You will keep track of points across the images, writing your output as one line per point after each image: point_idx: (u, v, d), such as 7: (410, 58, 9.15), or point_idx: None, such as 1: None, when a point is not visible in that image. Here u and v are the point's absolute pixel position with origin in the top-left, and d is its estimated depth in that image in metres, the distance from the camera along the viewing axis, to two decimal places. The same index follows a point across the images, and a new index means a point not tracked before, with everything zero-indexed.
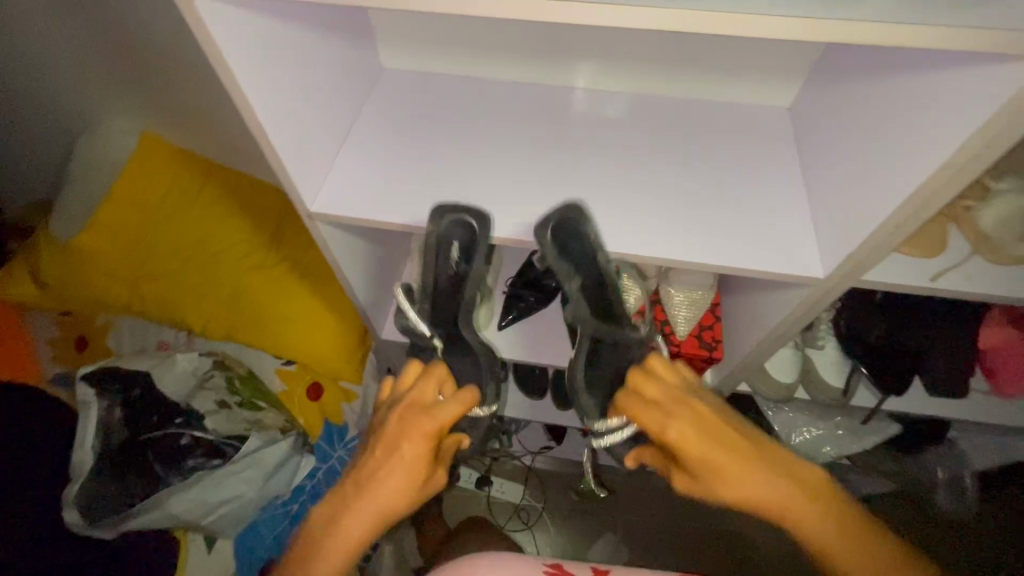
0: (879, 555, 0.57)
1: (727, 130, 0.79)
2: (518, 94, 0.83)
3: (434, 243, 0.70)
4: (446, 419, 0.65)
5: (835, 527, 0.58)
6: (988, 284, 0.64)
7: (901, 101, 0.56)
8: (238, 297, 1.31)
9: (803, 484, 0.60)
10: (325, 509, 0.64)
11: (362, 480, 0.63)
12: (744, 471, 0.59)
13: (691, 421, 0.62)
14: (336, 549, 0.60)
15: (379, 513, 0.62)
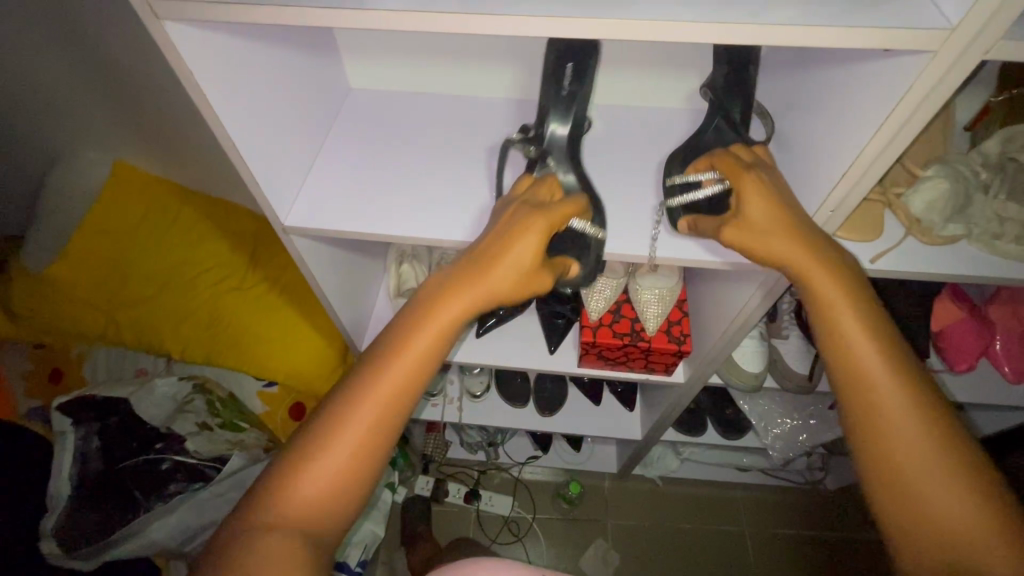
0: (928, 425, 0.51)
1: (680, 135, 0.84)
2: (480, 109, 0.88)
3: (551, 67, 0.71)
4: (561, 212, 0.63)
5: (891, 382, 0.53)
6: (921, 263, 0.70)
7: (812, 102, 0.62)
8: (216, 319, 1.32)
9: (870, 328, 0.54)
10: (383, 336, 0.60)
11: (462, 278, 0.60)
12: (818, 278, 0.55)
13: (772, 215, 0.57)
14: (398, 375, 0.57)
15: (479, 305, 0.60)
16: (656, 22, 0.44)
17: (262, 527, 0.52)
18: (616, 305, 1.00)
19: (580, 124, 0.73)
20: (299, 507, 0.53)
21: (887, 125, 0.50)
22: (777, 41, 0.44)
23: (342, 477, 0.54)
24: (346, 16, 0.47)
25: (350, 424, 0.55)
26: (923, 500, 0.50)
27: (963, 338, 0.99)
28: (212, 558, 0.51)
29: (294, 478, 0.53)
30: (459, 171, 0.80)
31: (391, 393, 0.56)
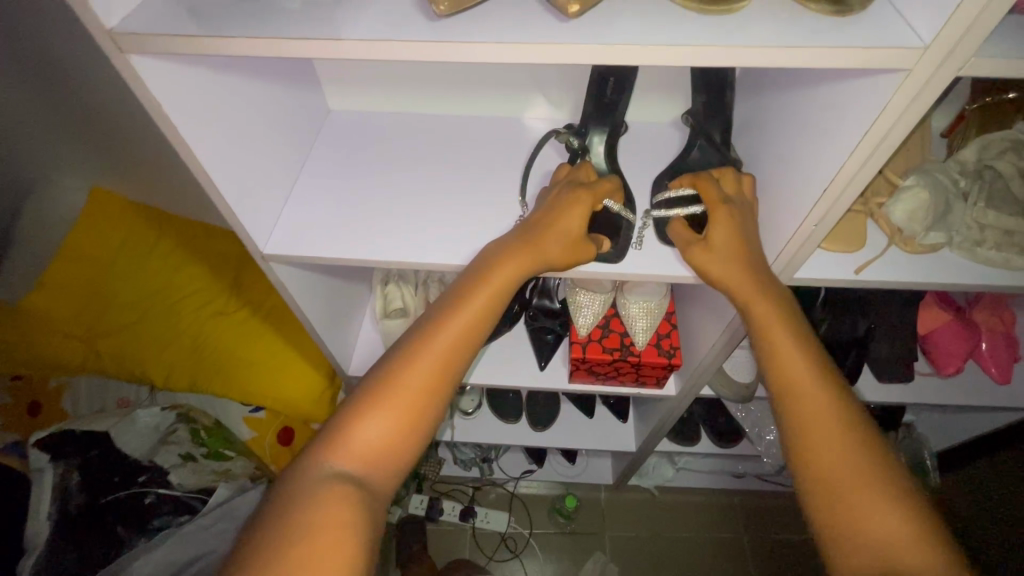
0: (853, 442, 0.52)
1: (663, 148, 0.84)
2: (464, 129, 0.87)
3: (597, 80, 0.76)
4: (602, 188, 0.70)
5: (823, 399, 0.54)
6: (906, 273, 0.70)
7: (793, 118, 0.62)
8: (200, 345, 1.29)
9: (803, 349, 0.57)
10: (443, 298, 0.65)
11: (517, 244, 0.65)
12: (757, 302, 0.58)
13: (734, 242, 0.61)
14: (456, 336, 0.61)
15: (534, 266, 0.65)
16: (631, 46, 0.43)
17: (321, 471, 0.56)
18: (605, 319, 1.00)
19: (617, 129, 0.78)
20: (355, 457, 0.57)
21: (865, 141, 0.50)
22: (752, 62, 0.44)
23: (395, 429, 0.58)
24: (318, 45, 0.47)
25: (405, 378, 0.59)
26: (857, 514, 0.49)
27: (949, 341, 1.00)
28: (280, 495, 0.55)
29: (359, 424, 0.58)
30: (442, 192, 0.79)
31: (443, 353, 0.61)
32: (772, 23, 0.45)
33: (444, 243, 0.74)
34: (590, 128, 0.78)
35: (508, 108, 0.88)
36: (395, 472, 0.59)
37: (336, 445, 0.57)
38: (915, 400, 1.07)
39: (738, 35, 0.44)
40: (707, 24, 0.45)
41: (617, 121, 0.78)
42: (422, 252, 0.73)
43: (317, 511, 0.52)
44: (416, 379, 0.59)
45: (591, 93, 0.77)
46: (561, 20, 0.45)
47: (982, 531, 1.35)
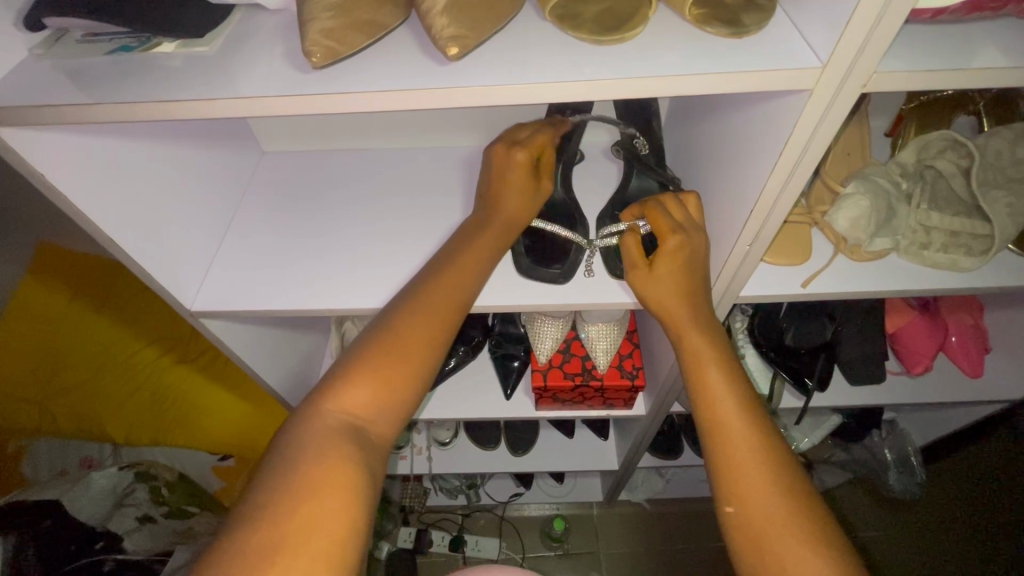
0: (784, 489, 0.50)
1: (604, 169, 0.82)
2: (401, 163, 0.85)
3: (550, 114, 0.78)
4: (539, 143, 0.66)
5: (750, 439, 0.53)
6: (854, 283, 0.68)
7: (724, 135, 0.60)
8: (161, 399, 1.25)
9: (732, 389, 0.56)
10: (446, 252, 0.62)
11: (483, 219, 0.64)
12: (687, 338, 0.59)
13: (679, 279, 0.60)
14: (459, 283, 0.59)
15: (499, 236, 0.63)
16: (521, 86, 0.41)
17: (311, 426, 0.50)
18: (565, 344, 0.97)
19: (572, 157, 0.77)
20: (354, 406, 0.52)
21: (783, 160, 0.48)
22: (649, 93, 0.42)
23: (393, 379, 0.53)
24: (195, 105, 0.44)
25: (415, 319, 0.55)
26: (780, 559, 0.48)
27: (918, 338, 0.98)
28: (275, 454, 0.49)
29: (352, 376, 0.53)
30: (377, 230, 0.77)
31: (446, 291, 0.58)
32: (669, 50, 0.43)
33: (379, 287, 0.70)
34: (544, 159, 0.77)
35: (447, 141, 0.86)
36: (390, 429, 0.53)
37: (328, 397, 0.52)
38: (888, 400, 1.05)
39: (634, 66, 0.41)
40: (602, 56, 0.43)
41: (570, 150, 0.76)
42: (355, 296, 0.70)
43: (312, 466, 0.47)
44: (415, 324, 0.55)
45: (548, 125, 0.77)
46: (447, 63, 0.43)
47: (973, 523, 1.32)
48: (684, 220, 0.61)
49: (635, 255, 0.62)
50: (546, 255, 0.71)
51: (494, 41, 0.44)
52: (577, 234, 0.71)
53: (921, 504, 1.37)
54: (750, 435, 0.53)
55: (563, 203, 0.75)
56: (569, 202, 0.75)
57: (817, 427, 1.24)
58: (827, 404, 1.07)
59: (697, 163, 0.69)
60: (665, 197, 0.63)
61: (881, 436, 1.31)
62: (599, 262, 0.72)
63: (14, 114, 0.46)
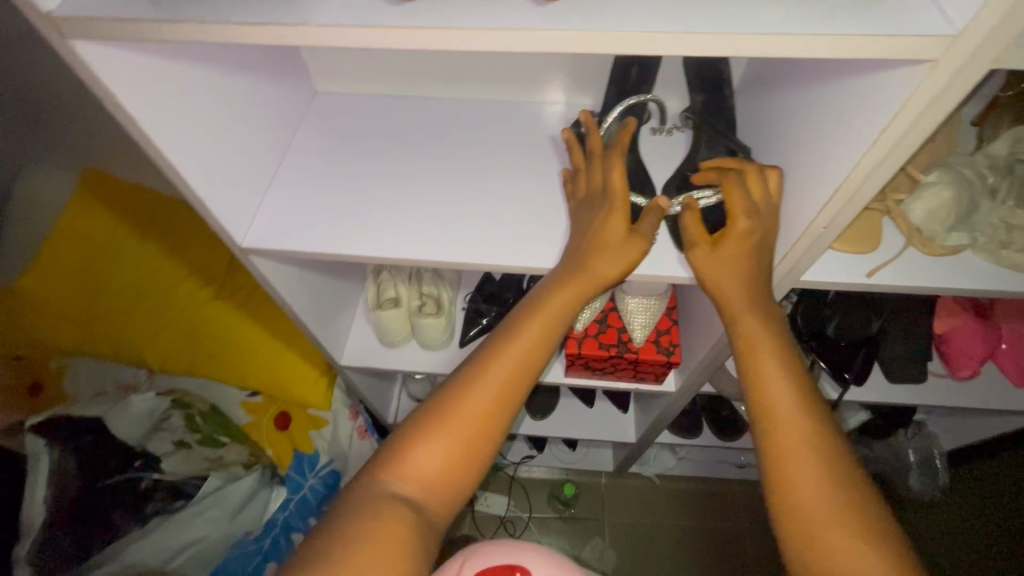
0: (835, 477, 0.50)
1: (666, 136, 0.78)
2: (455, 114, 0.82)
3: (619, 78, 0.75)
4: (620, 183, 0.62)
5: (802, 425, 0.52)
6: (922, 277, 0.65)
7: (810, 109, 0.57)
8: (196, 331, 1.27)
9: (786, 373, 0.55)
10: (524, 309, 0.62)
11: (564, 272, 0.62)
12: (741, 325, 0.57)
13: (743, 263, 0.58)
14: (532, 355, 0.59)
15: (584, 287, 0.61)
16: (620, 33, 0.39)
17: (371, 492, 0.53)
18: (602, 314, 0.96)
19: (639, 125, 0.75)
20: (413, 478, 0.54)
21: (883, 139, 0.45)
22: (753, 52, 0.40)
23: (455, 460, 0.55)
24: (271, 31, 0.42)
25: (477, 399, 0.56)
26: (829, 548, 0.47)
27: (967, 342, 0.95)
28: (338, 510, 0.52)
29: (414, 453, 0.55)
30: (429, 182, 0.75)
31: (513, 367, 0.58)
32: (783, 5, 0.40)
33: (428, 240, 0.70)
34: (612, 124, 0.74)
35: (505, 95, 0.83)
36: (448, 506, 0.55)
37: (391, 468, 0.54)
38: (925, 401, 1.03)
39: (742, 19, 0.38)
40: (708, 6, 0.40)
41: (639, 118, 0.75)
42: (404, 246, 0.69)
43: (366, 531, 0.49)
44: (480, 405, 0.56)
45: (613, 89, 0.75)
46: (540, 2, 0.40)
47: (990, 532, 1.31)
48: (760, 199, 0.58)
49: (695, 233, 0.60)
50: None
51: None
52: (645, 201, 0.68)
53: (938, 507, 1.36)
54: (800, 421, 0.52)
55: (629, 170, 0.72)
56: (635, 168, 0.72)
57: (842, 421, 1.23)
58: (860, 399, 1.05)
59: (772, 137, 0.66)
60: (747, 167, 0.60)
61: (907, 435, 1.30)
62: (661, 234, 0.70)
63: (91, 27, 0.45)
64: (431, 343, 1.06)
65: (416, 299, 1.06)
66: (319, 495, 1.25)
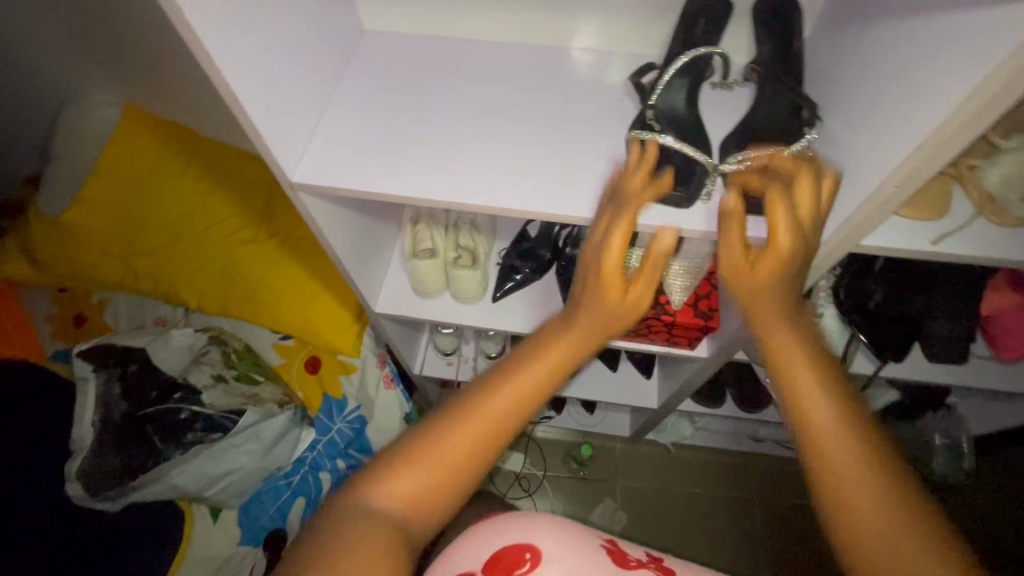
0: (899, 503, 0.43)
1: (727, 89, 0.74)
2: (506, 58, 0.80)
3: (685, 24, 0.72)
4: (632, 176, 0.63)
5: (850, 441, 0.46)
6: (994, 247, 0.61)
7: (894, 62, 0.55)
8: (233, 271, 1.29)
9: (807, 352, 0.52)
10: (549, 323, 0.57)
11: (588, 280, 0.58)
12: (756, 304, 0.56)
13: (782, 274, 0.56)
14: (554, 368, 0.53)
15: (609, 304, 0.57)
16: None
17: (351, 506, 0.45)
18: (640, 275, 0.95)
19: (701, 75, 0.72)
20: (401, 496, 0.47)
21: (984, 85, 0.43)
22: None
23: (455, 474, 0.48)
24: None
25: (489, 407, 0.49)
26: None
27: (1016, 326, 0.92)
28: (315, 528, 0.44)
29: (402, 469, 0.47)
30: (480, 125, 0.74)
31: (532, 381, 0.51)
32: None
33: (477, 185, 0.69)
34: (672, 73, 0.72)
35: (560, 39, 0.79)
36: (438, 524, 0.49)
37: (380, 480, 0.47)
38: (963, 383, 1.01)
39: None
40: None
41: (700, 69, 0.72)
42: (452, 189, 0.68)
43: (347, 551, 0.41)
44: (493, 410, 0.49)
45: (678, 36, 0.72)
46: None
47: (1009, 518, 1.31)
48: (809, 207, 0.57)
49: (735, 244, 0.59)
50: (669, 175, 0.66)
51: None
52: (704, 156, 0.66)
53: (957, 490, 1.36)
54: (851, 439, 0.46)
55: (686, 123, 0.70)
56: (694, 122, 0.70)
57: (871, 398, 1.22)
58: (895, 377, 1.03)
59: (843, 95, 0.63)
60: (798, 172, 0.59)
61: (935, 419, 1.28)
62: (717, 190, 0.67)
63: None
64: (465, 295, 1.06)
65: (452, 251, 1.06)
66: (347, 438, 1.30)
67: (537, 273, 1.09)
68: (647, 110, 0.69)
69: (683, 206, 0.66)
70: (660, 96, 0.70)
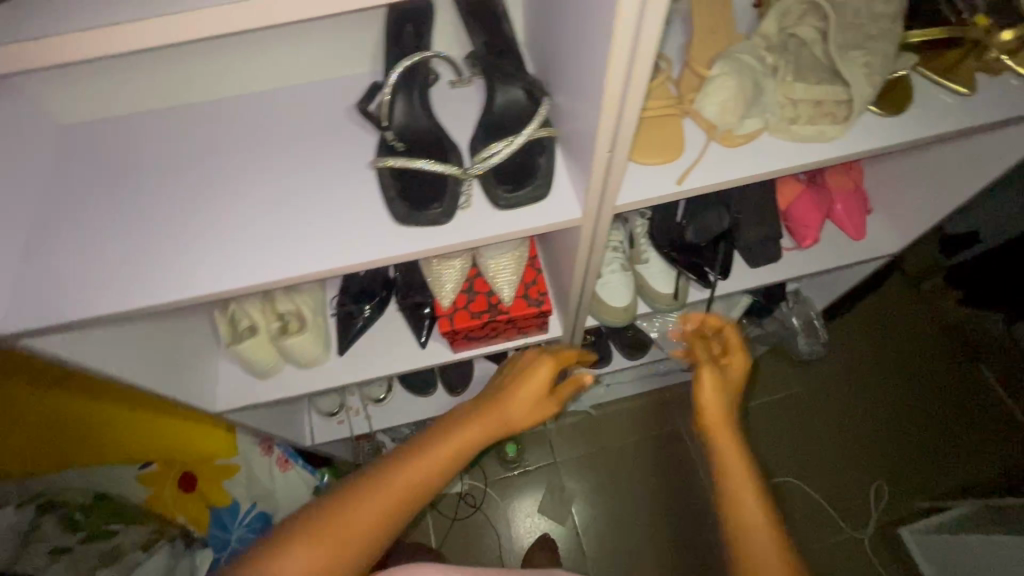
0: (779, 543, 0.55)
1: (462, 86, 0.72)
2: (229, 112, 0.72)
3: (395, 31, 0.69)
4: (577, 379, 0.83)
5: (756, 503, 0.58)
6: (728, 171, 0.65)
7: (572, 31, 0.55)
8: (58, 428, 1.04)
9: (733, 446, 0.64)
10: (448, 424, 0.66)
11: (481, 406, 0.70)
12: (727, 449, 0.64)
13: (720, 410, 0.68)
14: (451, 457, 0.62)
15: (501, 417, 0.70)
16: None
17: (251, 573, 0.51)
18: (467, 282, 0.92)
19: (429, 79, 0.69)
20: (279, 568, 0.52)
21: (618, 50, 0.44)
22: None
23: (344, 546, 0.54)
24: None
25: (373, 498, 0.56)
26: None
27: (807, 211, 1.00)
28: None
29: (291, 556, 0.52)
30: (218, 198, 0.66)
31: (416, 480, 0.58)
32: None
33: (226, 266, 0.62)
34: (399, 87, 0.68)
35: (281, 78, 0.73)
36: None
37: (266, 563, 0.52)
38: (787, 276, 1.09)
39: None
40: None
41: (424, 73, 0.69)
42: (199, 281, 0.61)
43: None
44: (375, 504, 0.56)
45: (390, 45, 0.68)
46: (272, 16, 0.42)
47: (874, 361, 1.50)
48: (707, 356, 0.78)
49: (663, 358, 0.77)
50: (421, 196, 0.63)
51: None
52: (449, 164, 0.63)
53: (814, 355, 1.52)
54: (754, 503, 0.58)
55: (427, 133, 0.67)
56: (438, 132, 0.67)
57: (727, 311, 1.31)
58: (731, 291, 1.10)
59: (555, 68, 0.63)
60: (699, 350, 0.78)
61: (789, 307, 1.40)
62: (477, 193, 0.66)
63: None
64: (307, 360, 0.99)
65: (275, 321, 0.97)
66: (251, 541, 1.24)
67: (377, 309, 1.03)
68: (384, 133, 0.65)
69: (446, 220, 0.63)
70: (389, 113, 0.66)
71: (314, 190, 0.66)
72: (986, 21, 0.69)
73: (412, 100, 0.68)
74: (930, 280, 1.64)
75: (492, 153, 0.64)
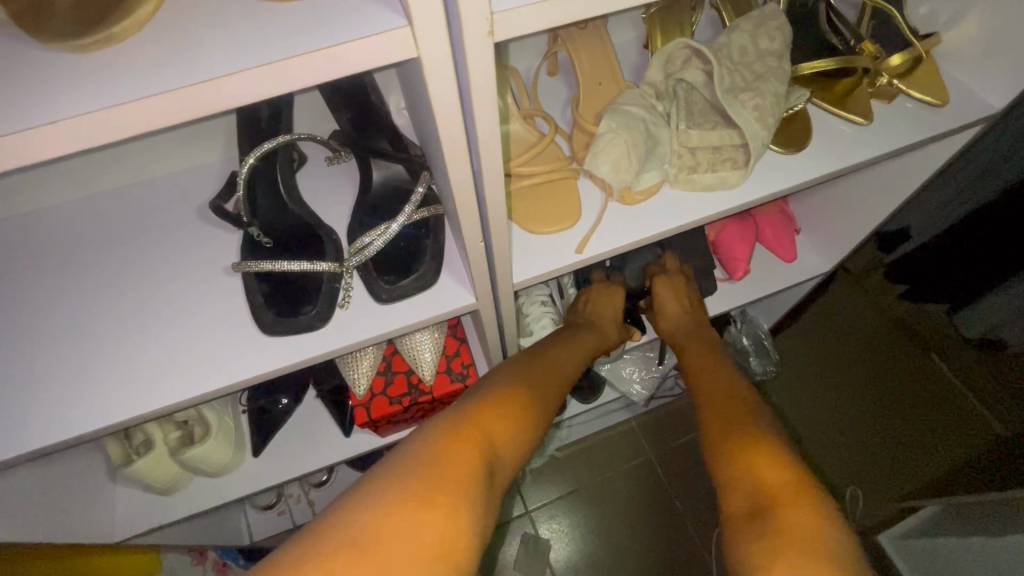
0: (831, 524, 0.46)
1: (336, 167, 0.66)
2: (69, 224, 0.62)
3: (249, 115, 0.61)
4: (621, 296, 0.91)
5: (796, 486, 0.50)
6: (628, 231, 0.60)
7: (425, 113, 0.50)
8: None
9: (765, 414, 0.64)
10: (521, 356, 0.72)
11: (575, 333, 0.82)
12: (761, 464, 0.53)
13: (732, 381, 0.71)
14: (532, 382, 0.66)
15: (582, 350, 0.78)
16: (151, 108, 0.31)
17: (328, 526, 0.41)
18: (384, 364, 0.84)
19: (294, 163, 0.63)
20: (360, 540, 0.40)
21: (455, 144, 0.38)
22: (224, 103, 0.31)
23: (441, 481, 0.46)
24: None
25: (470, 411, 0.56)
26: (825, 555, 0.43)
27: (735, 241, 0.94)
28: (324, 527, 0.41)
29: (366, 503, 0.43)
30: (54, 328, 0.56)
31: (509, 393, 0.61)
32: (218, 66, 0.31)
33: (60, 413, 0.52)
34: (260, 176, 0.61)
35: (129, 180, 0.65)
36: (468, 506, 0.45)
37: (332, 532, 0.40)
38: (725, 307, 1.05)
39: (198, 84, 0.30)
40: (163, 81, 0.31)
41: (288, 158, 0.62)
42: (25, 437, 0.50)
43: (376, 507, 0.42)
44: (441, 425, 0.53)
45: (244, 132, 0.61)
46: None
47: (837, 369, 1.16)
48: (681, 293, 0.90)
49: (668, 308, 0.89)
50: (292, 299, 0.56)
51: (13, 103, 0.30)
52: (320, 260, 0.56)
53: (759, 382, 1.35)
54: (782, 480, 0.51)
55: (295, 223, 0.60)
56: (309, 220, 0.60)
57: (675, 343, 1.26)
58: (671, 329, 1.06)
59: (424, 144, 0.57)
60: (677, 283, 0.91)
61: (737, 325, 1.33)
62: (358, 286, 0.59)
63: None
64: (218, 467, 0.88)
65: (174, 429, 0.86)
66: None
67: (293, 398, 0.93)
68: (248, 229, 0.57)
69: (323, 322, 0.56)
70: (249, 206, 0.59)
71: (169, 305, 0.57)
72: (872, 46, 0.69)
73: (277, 188, 0.61)
74: (875, 278, 0.94)
75: (369, 242, 0.57)
